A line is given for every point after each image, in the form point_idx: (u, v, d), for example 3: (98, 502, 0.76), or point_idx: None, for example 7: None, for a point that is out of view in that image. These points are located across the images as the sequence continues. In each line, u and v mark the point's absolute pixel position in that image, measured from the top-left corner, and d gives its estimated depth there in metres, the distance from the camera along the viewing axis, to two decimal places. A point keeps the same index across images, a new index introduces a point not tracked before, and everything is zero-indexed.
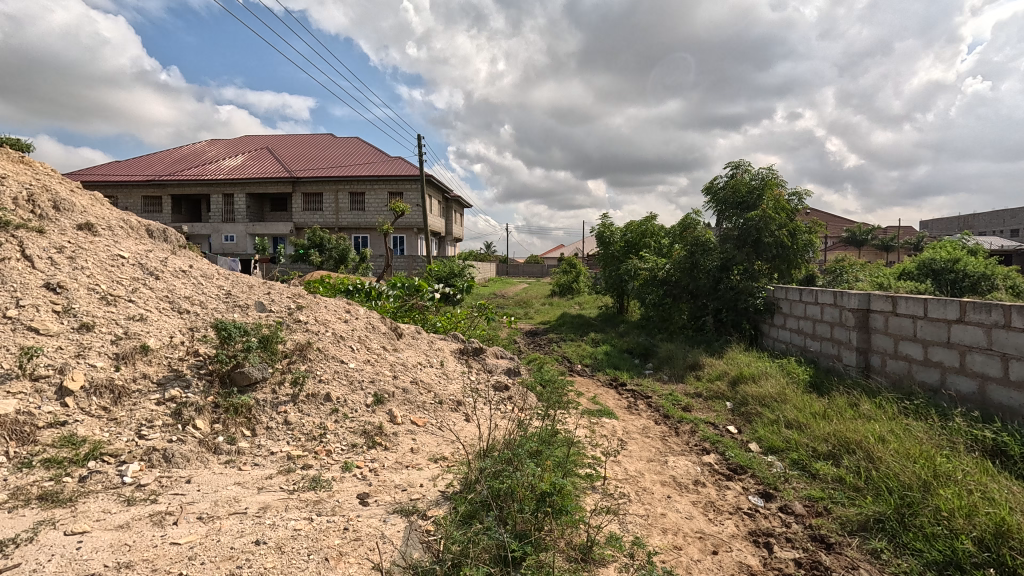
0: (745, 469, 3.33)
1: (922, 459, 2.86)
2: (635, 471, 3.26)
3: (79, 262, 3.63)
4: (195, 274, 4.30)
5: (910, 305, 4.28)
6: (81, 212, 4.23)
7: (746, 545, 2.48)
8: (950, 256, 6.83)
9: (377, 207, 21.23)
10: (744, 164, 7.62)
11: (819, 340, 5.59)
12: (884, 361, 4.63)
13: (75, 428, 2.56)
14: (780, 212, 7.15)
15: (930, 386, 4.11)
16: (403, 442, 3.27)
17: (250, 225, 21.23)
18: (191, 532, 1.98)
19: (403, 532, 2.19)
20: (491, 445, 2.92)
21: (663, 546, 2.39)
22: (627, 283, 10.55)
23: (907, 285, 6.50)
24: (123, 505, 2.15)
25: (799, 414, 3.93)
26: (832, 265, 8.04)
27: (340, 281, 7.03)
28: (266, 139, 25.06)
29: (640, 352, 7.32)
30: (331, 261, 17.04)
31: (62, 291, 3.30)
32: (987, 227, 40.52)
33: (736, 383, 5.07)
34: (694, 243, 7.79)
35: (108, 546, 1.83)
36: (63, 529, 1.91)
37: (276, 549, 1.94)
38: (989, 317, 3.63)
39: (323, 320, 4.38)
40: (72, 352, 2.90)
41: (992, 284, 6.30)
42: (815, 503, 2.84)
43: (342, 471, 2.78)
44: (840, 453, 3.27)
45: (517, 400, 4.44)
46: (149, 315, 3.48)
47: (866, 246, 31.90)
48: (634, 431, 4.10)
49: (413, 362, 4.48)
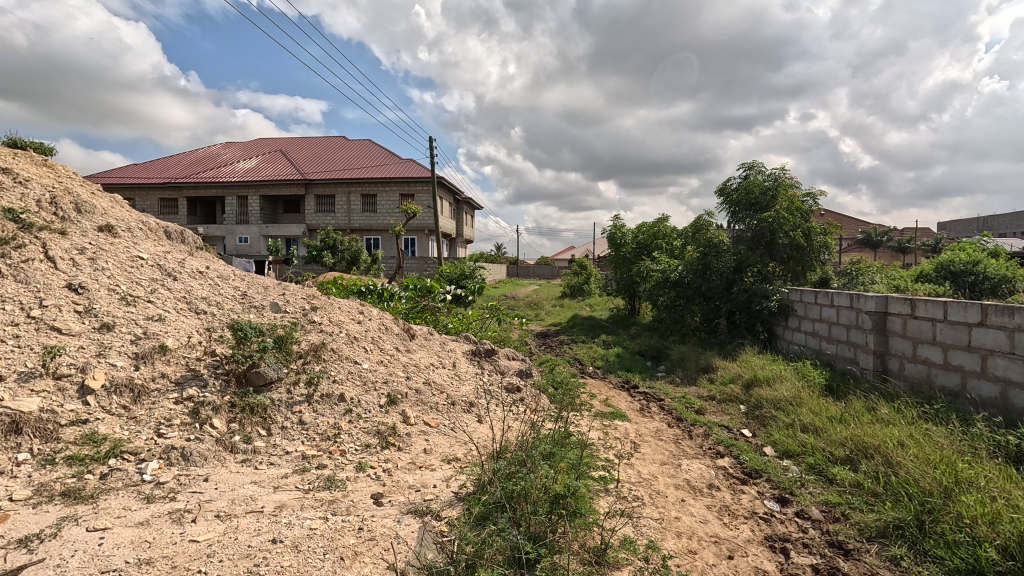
0: (760, 473, 3.29)
1: (942, 465, 2.82)
2: (648, 474, 3.24)
3: (100, 263, 3.69)
4: (212, 275, 4.36)
5: (929, 307, 4.20)
6: (102, 214, 4.32)
7: (762, 550, 2.45)
8: (969, 258, 6.68)
9: (388, 209, 21.36)
10: (757, 165, 7.54)
11: (835, 342, 5.52)
12: (902, 365, 4.55)
13: (96, 426, 2.61)
14: (795, 213, 7.06)
15: (950, 390, 4.04)
16: (416, 443, 3.28)
17: (264, 228, 21.41)
18: (209, 530, 2.01)
19: (417, 533, 2.19)
20: (504, 446, 2.92)
21: (678, 549, 2.38)
22: (638, 285, 10.51)
23: (925, 287, 6.39)
24: (142, 503, 2.18)
25: (816, 418, 3.88)
26: (847, 267, 7.94)
27: (353, 282, 7.08)
28: (280, 142, 25.32)
29: (652, 354, 7.28)
30: (344, 262, 17.19)
31: (84, 291, 3.37)
32: (1007, 228, 39.70)
33: (750, 386, 5.02)
34: (707, 245, 7.76)
35: (129, 543, 1.86)
36: (86, 526, 1.94)
37: (292, 548, 1.95)
38: (1012, 320, 3.55)
39: (337, 321, 4.42)
40: (93, 351, 2.96)
41: (1013, 286, 6.15)
42: (832, 509, 2.80)
43: (357, 471, 2.80)
44: (857, 458, 3.22)
45: (529, 401, 4.43)
46: (168, 315, 3.54)
47: (882, 248, 31.47)
48: (647, 434, 4.08)
49: (426, 363, 4.50)
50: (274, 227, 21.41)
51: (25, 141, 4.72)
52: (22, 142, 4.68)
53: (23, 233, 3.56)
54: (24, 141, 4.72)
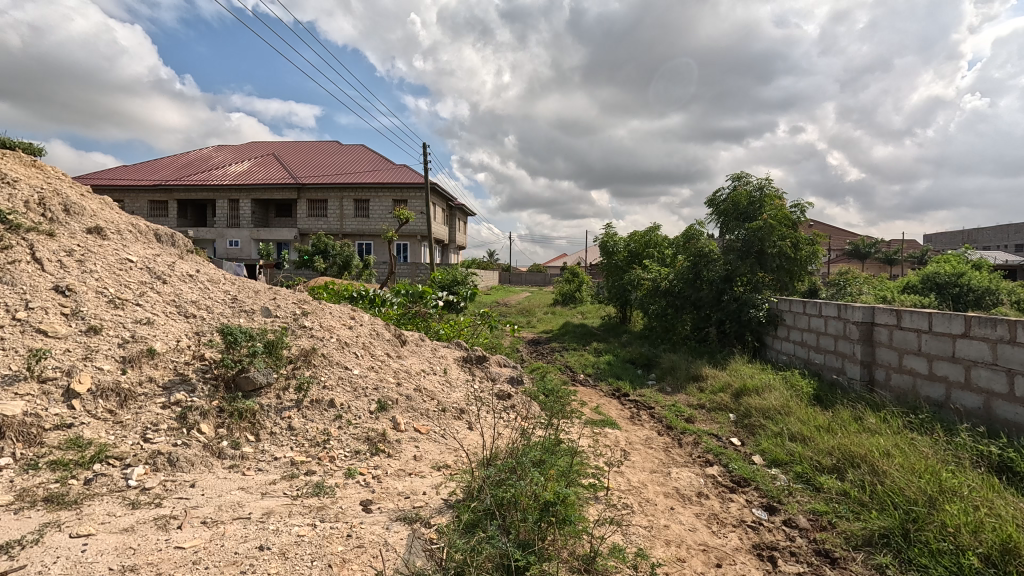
0: (749, 482, 3.31)
1: (927, 475, 2.85)
2: (638, 482, 3.25)
3: (88, 265, 3.67)
4: (202, 279, 4.33)
5: (915, 318, 4.27)
6: (91, 216, 4.27)
7: (751, 558, 2.47)
8: (954, 271, 6.83)
9: (381, 214, 21.36)
10: (744, 176, 7.66)
11: (823, 352, 5.58)
12: (888, 375, 4.61)
13: (81, 430, 2.58)
14: (782, 223, 7.18)
15: (935, 401, 4.09)
16: (406, 449, 3.28)
17: (254, 230, 21.36)
18: (195, 537, 1.98)
19: (407, 540, 2.19)
20: (494, 453, 2.91)
21: (666, 557, 2.39)
22: (630, 293, 10.60)
23: (910, 298, 6.50)
24: (127, 509, 2.16)
25: (803, 427, 3.92)
26: (835, 278, 8.06)
27: (344, 287, 7.07)
28: (273, 146, 25.26)
29: (643, 362, 7.31)
30: (335, 267, 17.12)
31: (71, 293, 3.34)
32: (991, 241, 40.44)
33: (739, 396, 5.05)
34: (698, 254, 7.90)
35: (114, 549, 1.84)
36: (69, 532, 1.91)
37: (279, 555, 1.94)
38: (995, 332, 3.62)
39: (329, 326, 4.40)
40: (79, 354, 2.92)
41: (996, 298, 6.31)
42: (819, 518, 2.82)
43: (346, 478, 2.78)
44: (844, 467, 3.25)
45: (520, 408, 4.45)
46: (156, 319, 3.50)
47: (869, 260, 31.98)
48: (636, 441, 4.09)
49: (416, 369, 4.49)
50: (264, 232, 21.30)
51: (15, 141, 4.68)
52: (12, 142, 4.64)
53: (10, 233, 3.52)
54: (14, 140, 4.68)
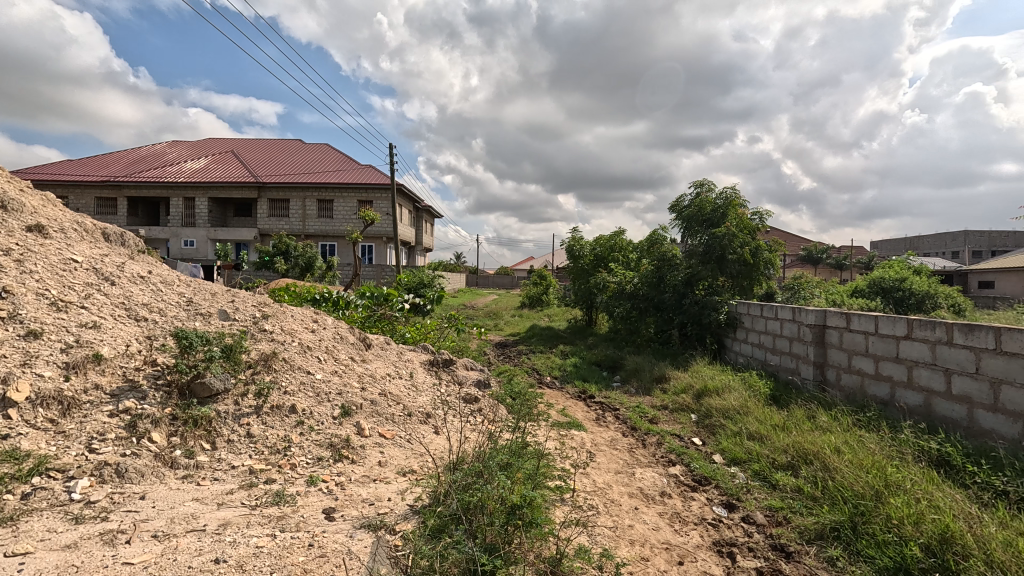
0: (709, 481, 3.40)
1: (874, 470, 3.00)
2: (603, 483, 3.29)
3: (27, 266, 3.45)
4: (154, 280, 4.13)
5: (863, 321, 4.50)
6: (31, 213, 4.03)
7: (710, 555, 2.54)
8: (898, 276, 7.21)
9: (345, 215, 20.95)
10: (707, 183, 7.90)
11: (778, 354, 5.81)
12: (838, 375, 4.83)
13: (18, 441, 2.41)
14: (743, 230, 7.40)
15: (881, 399, 4.32)
16: (371, 455, 3.22)
17: (210, 229, 20.56)
18: (145, 551, 1.89)
19: (370, 547, 2.14)
20: (460, 457, 2.88)
21: (631, 557, 2.43)
22: (595, 296, 10.77)
23: (859, 302, 6.83)
24: (70, 524, 2.04)
25: (761, 426, 4.06)
26: (790, 283, 8.39)
27: (306, 290, 6.88)
28: (232, 143, 24.43)
29: (608, 364, 7.41)
30: (297, 269, 16.67)
31: (8, 296, 3.13)
32: (931, 248, 43.02)
33: (701, 396, 5.19)
34: (661, 258, 8.14)
35: (54, 568, 1.73)
36: (4, 551, 1.79)
37: (236, 567, 1.87)
38: (933, 334, 3.85)
39: (290, 330, 4.28)
40: (17, 361, 2.74)
41: (935, 302, 6.72)
42: (775, 513, 2.93)
43: (307, 485, 2.71)
44: (798, 464, 3.39)
45: (487, 411, 4.44)
46: (103, 323, 3.32)
47: (822, 265, 33.49)
48: (602, 442, 4.16)
49: (381, 373, 4.41)
50: (222, 231, 20.55)
51: None
52: None
53: None
54: None
